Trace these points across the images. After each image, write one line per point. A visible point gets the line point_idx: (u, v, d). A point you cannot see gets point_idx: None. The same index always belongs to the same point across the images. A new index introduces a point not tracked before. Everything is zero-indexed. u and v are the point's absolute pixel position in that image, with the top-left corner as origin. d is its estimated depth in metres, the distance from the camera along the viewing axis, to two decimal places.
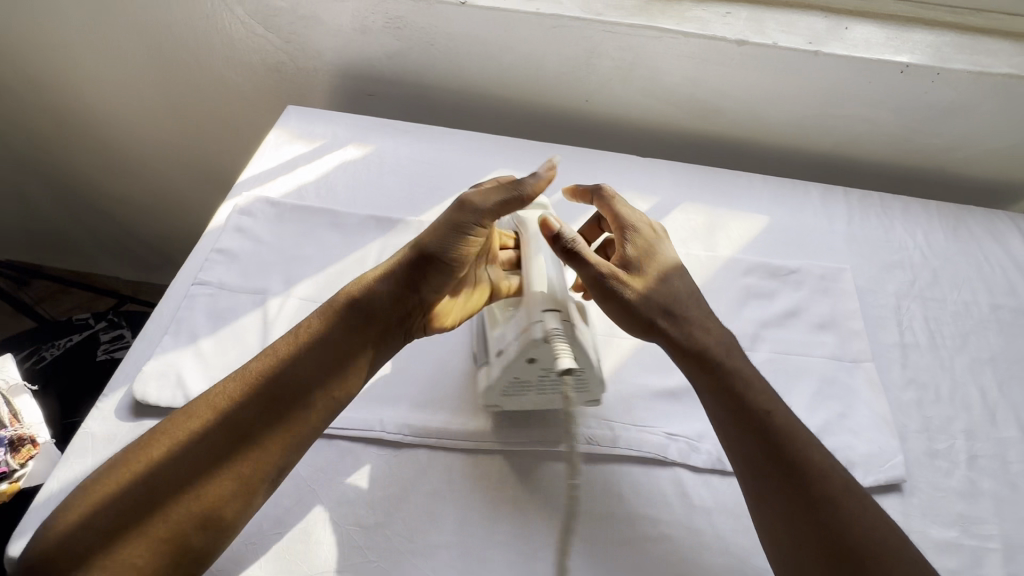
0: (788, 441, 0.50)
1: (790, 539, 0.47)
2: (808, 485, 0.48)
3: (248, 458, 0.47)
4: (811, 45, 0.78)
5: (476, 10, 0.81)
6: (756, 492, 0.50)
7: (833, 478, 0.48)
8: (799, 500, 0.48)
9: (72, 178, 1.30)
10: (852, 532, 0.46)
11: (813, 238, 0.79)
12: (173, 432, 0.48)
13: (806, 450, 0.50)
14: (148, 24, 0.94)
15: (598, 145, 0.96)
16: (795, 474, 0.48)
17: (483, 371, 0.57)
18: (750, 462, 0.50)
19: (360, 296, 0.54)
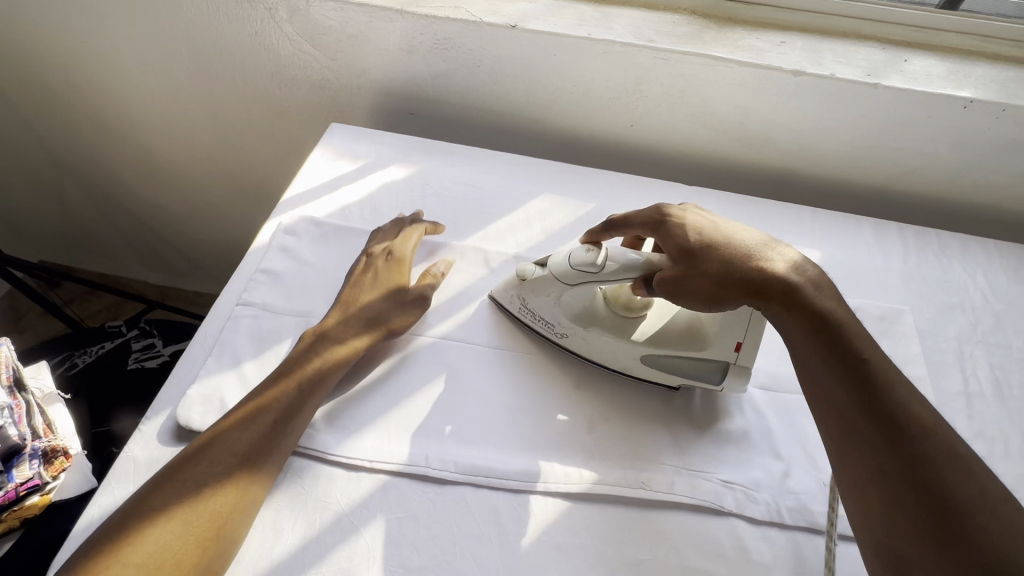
0: (886, 387, 0.44)
1: (881, 500, 0.41)
2: (905, 438, 0.41)
3: (251, 468, 0.49)
4: (869, 77, 0.76)
5: (526, 33, 0.80)
6: (844, 449, 0.44)
7: (944, 437, 0.41)
8: (890, 455, 0.41)
9: (110, 185, 1.32)
10: (963, 490, 0.38)
11: (868, 276, 0.76)
12: (187, 454, 0.49)
13: (907, 402, 0.43)
14: (196, 38, 0.94)
15: (641, 171, 0.95)
16: (891, 424, 0.42)
17: (732, 376, 0.60)
18: (836, 412, 0.45)
19: (329, 335, 0.59)
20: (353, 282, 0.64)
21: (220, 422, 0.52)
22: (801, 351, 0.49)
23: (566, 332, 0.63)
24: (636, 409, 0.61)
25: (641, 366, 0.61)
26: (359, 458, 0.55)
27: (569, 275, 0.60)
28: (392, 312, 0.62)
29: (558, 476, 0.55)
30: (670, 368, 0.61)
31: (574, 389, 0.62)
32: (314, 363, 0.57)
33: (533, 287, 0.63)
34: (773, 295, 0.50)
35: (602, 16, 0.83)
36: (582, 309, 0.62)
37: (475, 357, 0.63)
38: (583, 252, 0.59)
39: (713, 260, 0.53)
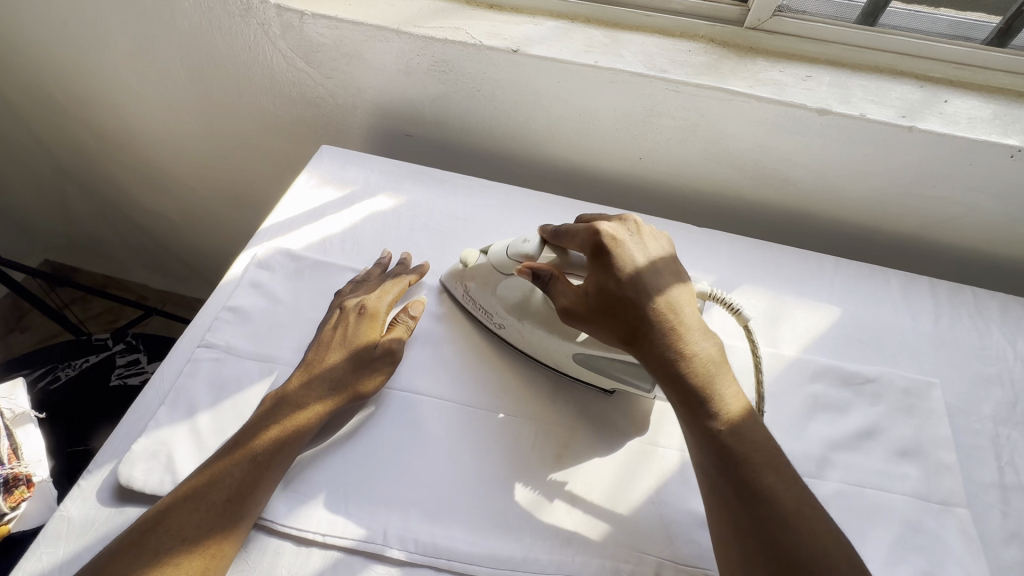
0: (746, 456, 0.46)
1: (739, 560, 0.43)
2: (760, 507, 0.43)
3: (198, 551, 0.44)
4: (903, 119, 0.69)
5: (528, 59, 0.74)
6: (713, 509, 0.46)
7: (802, 506, 0.43)
8: (749, 518, 0.43)
9: (110, 191, 1.30)
10: (808, 554, 0.41)
11: (892, 339, 0.69)
12: (124, 542, 0.44)
13: (767, 471, 0.45)
14: (190, 50, 0.91)
15: (648, 205, 0.88)
16: (748, 491, 0.44)
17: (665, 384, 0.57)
18: (706, 473, 0.47)
19: (289, 397, 0.54)
20: (319, 339, 0.59)
21: (166, 498, 0.47)
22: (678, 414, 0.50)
23: (502, 323, 0.62)
24: (623, 483, 0.55)
25: (572, 363, 0.59)
26: (310, 531, 0.50)
27: (506, 265, 0.60)
28: (360, 375, 0.56)
29: (529, 563, 0.49)
30: (600, 368, 0.58)
31: (555, 458, 0.56)
32: (273, 430, 0.51)
33: (474, 274, 0.63)
34: (661, 364, 0.50)
35: (612, 43, 0.77)
36: (515, 301, 0.60)
37: (448, 416, 0.58)
38: (520, 241, 0.59)
39: (620, 313, 0.52)
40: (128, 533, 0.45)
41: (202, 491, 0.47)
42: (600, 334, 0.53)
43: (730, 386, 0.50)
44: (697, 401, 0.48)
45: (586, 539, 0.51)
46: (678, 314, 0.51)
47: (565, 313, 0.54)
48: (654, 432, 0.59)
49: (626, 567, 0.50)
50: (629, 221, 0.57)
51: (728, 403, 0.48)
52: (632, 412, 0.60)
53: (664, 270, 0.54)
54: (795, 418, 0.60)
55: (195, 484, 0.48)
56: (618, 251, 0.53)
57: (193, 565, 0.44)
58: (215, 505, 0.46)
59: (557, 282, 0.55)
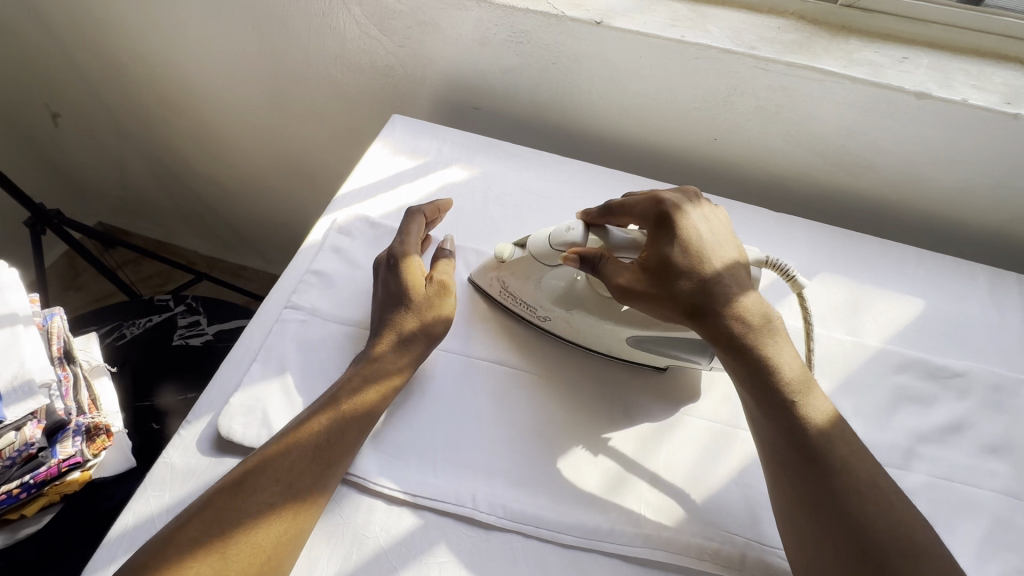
0: (819, 446, 0.47)
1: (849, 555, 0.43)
2: (840, 498, 0.44)
3: (298, 500, 0.46)
4: (1009, 106, 0.66)
5: (612, 31, 0.73)
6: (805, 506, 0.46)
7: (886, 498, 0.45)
8: (829, 511, 0.44)
9: (167, 156, 1.32)
10: (897, 550, 0.42)
11: (979, 334, 0.67)
12: (227, 489, 0.46)
13: (841, 463, 0.46)
14: (261, 15, 0.91)
15: (718, 188, 0.87)
16: (825, 480, 0.45)
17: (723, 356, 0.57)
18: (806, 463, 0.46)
19: (376, 358, 0.55)
20: (389, 297, 0.59)
21: (265, 449, 0.48)
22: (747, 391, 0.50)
23: (547, 315, 0.61)
24: (705, 465, 0.55)
25: (625, 346, 0.59)
26: (401, 491, 0.51)
27: (550, 256, 0.56)
28: (430, 335, 0.57)
29: (616, 534, 0.50)
30: (654, 350, 0.58)
31: (637, 434, 0.56)
32: (363, 388, 0.53)
33: (512, 270, 0.60)
34: (725, 337, 0.51)
35: (697, 17, 0.74)
36: (561, 290, 0.60)
37: (532, 388, 0.59)
38: (563, 229, 0.55)
39: (683, 286, 0.52)
40: (228, 480, 0.46)
41: (300, 445, 0.48)
42: (654, 308, 0.53)
43: (812, 388, 0.50)
44: (763, 390, 0.49)
45: (672, 516, 0.51)
46: (738, 284, 0.52)
47: (620, 292, 0.52)
48: (736, 415, 0.58)
49: (713, 545, 0.50)
50: (688, 193, 0.58)
51: (793, 374, 0.50)
52: (714, 395, 0.60)
53: (722, 238, 0.54)
54: (880, 408, 0.59)
55: (292, 437, 0.49)
56: (683, 229, 0.53)
57: (294, 514, 0.46)
58: (314, 452, 0.48)
59: (609, 263, 0.53)
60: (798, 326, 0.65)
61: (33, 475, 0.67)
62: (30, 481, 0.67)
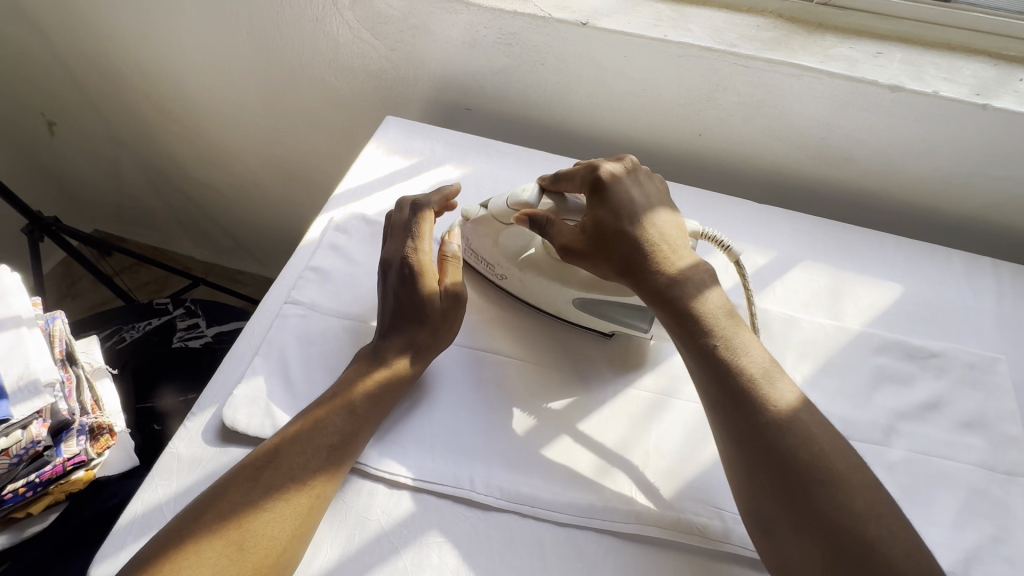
0: (788, 424, 0.48)
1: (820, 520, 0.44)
2: (809, 475, 0.46)
3: (304, 490, 0.48)
4: (978, 97, 0.69)
5: (598, 32, 0.75)
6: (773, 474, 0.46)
7: (830, 464, 0.46)
8: (770, 479, 0.46)
9: (163, 162, 1.34)
10: (836, 513, 0.44)
11: (955, 316, 0.69)
12: (236, 480, 0.48)
13: (790, 437, 0.47)
14: (256, 22, 0.93)
15: (704, 183, 0.89)
16: (773, 454, 0.47)
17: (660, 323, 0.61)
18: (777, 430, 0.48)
19: (380, 355, 0.56)
20: (393, 296, 0.59)
21: (272, 441, 0.50)
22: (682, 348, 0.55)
23: (504, 274, 0.66)
24: (694, 445, 0.57)
25: (573, 309, 0.63)
26: (401, 475, 0.53)
27: (507, 216, 0.62)
28: (436, 336, 0.58)
29: (608, 512, 0.52)
30: (601, 313, 0.62)
31: (627, 417, 0.59)
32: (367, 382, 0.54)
33: (474, 227, 0.66)
34: (659, 295, 0.55)
35: (679, 17, 0.77)
36: (516, 250, 0.64)
37: (524, 374, 0.61)
38: (519, 191, 0.61)
39: (617, 247, 0.57)
40: (237, 472, 0.48)
41: (306, 438, 0.50)
42: (595, 269, 0.59)
43: (775, 372, 0.52)
44: (718, 371, 0.51)
45: (663, 495, 0.53)
46: (669, 244, 0.58)
47: (564, 251, 0.59)
48: None
49: (701, 520, 0.52)
50: (625, 161, 0.63)
51: (748, 344, 0.53)
52: None
53: (655, 203, 0.60)
54: (860, 388, 0.62)
55: (298, 430, 0.51)
56: (617, 194, 0.59)
57: (301, 504, 0.47)
58: (318, 449, 0.50)
59: (554, 225, 0.59)
60: (782, 311, 0.67)
61: (38, 475, 0.68)
62: (35, 481, 0.68)
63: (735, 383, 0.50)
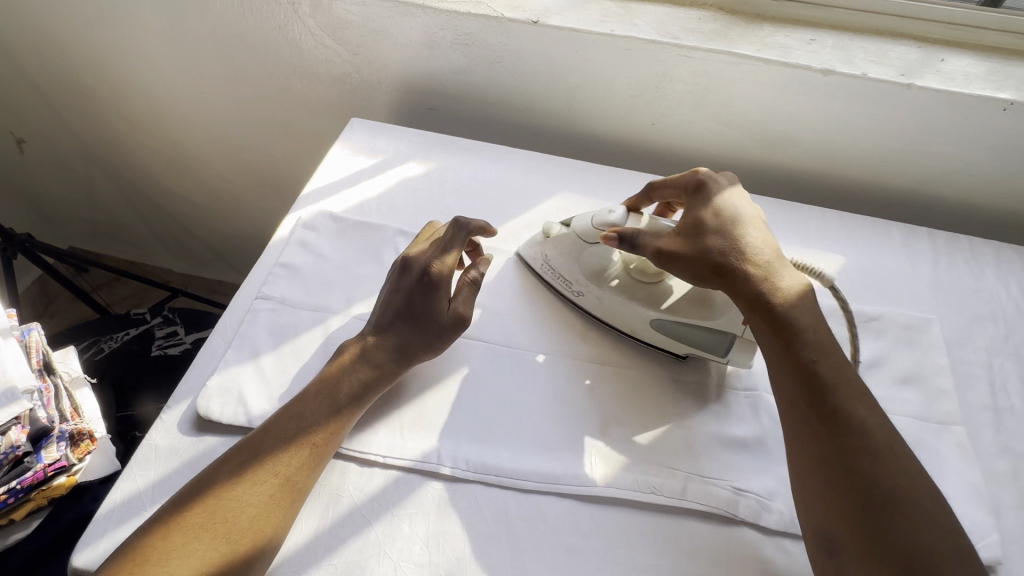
0: (806, 400, 0.49)
1: (823, 489, 0.46)
2: (815, 445, 0.48)
3: (277, 473, 0.50)
4: (903, 77, 0.74)
5: (548, 30, 0.79)
6: (794, 449, 0.50)
7: (919, 500, 0.44)
8: (850, 503, 0.45)
9: (135, 176, 1.34)
10: (837, 482, 0.46)
11: (893, 283, 0.74)
12: (220, 466, 0.50)
13: (887, 471, 0.45)
14: (221, 33, 0.96)
15: (660, 170, 0.93)
16: (806, 441, 0.49)
17: (738, 348, 0.60)
18: (793, 407, 0.50)
19: (363, 349, 0.58)
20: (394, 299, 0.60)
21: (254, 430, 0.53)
22: (766, 347, 0.54)
23: (581, 290, 0.66)
24: (650, 413, 0.60)
25: (648, 329, 0.63)
26: (371, 453, 0.55)
27: (590, 232, 0.63)
28: (427, 340, 0.59)
29: (570, 477, 0.55)
30: (676, 337, 0.62)
31: (588, 390, 0.62)
32: (341, 373, 0.56)
33: (556, 244, 0.67)
34: (749, 292, 0.54)
35: (625, 12, 0.81)
36: (597, 267, 0.65)
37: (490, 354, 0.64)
38: (606, 211, 0.61)
39: (714, 245, 0.56)
40: (222, 459, 0.51)
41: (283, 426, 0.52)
42: (686, 271, 0.57)
43: (835, 357, 0.51)
44: (813, 387, 0.49)
45: (620, 459, 0.57)
46: (768, 248, 0.57)
47: (659, 253, 0.58)
48: (676, 367, 0.64)
49: (656, 480, 0.55)
50: (729, 176, 0.65)
51: (822, 338, 0.52)
52: (657, 352, 0.65)
53: (755, 211, 0.60)
54: None
55: (277, 420, 0.53)
56: (718, 198, 0.60)
57: (273, 486, 0.49)
58: (298, 444, 0.51)
59: (645, 232, 0.59)
60: None
61: (20, 481, 0.69)
62: (17, 486, 0.69)
63: (829, 400, 0.48)
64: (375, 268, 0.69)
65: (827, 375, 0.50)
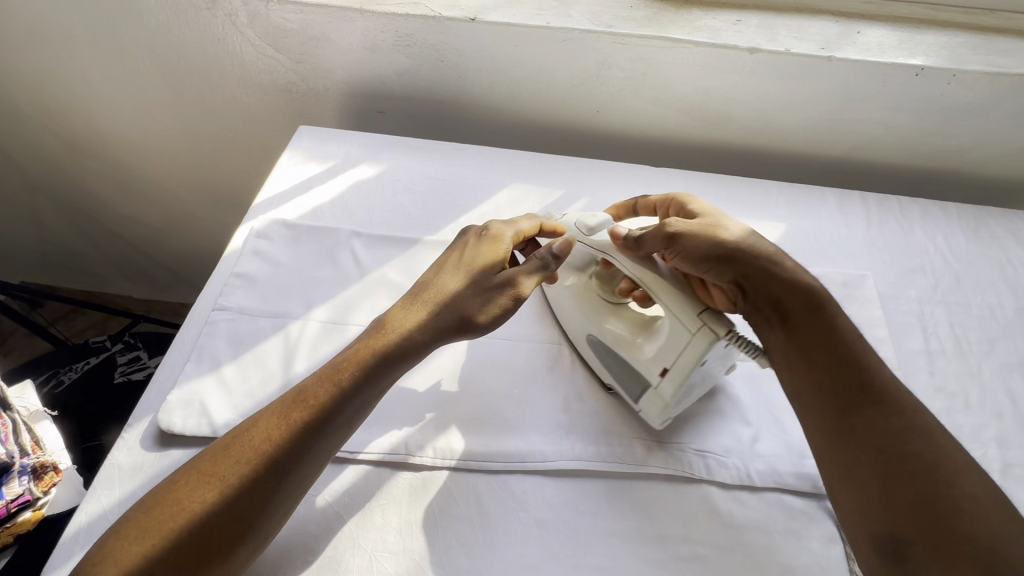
0: (845, 392, 0.49)
1: (878, 479, 0.45)
2: (860, 436, 0.47)
3: (273, 469, 0.45)
4: (824, 50, 0.78)
5: (486, 26, 0.81)
6: (835, 448, 0.48)
7: (977, 471, 0.43)
8: (904, 492, 0.43)
9: (84, 202, 1.31)
10: (890, 468, 0.44)
11: (831, 245, 0.78)
12: (217, 453, 0.46)
13: (941, 448, 0.44)
14: (160, 49, 0.95)
15: (608, 156, 0.96)
16: (850, 434, 0.47)
17: (648, 399, 0.57)
18: (830, 402, 0.49)
19: (391, 321, 0.54)
20: (443, 266, 0.58)
21: (258, 415, 0.48)
22: (804, 334, 0.53)
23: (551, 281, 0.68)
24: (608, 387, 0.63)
25: (587, 343, 0.63)
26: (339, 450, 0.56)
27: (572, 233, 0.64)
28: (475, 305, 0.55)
29: (536, 454, 0.57)
30: (606, 363, 0.62)
31: (548, 370, 0.64)
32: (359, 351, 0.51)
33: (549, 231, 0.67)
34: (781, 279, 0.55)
35: (560, 4, 0.83)
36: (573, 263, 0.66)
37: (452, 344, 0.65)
38: (591, 216, 0.62)
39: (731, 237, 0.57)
40: (221, 444, 0.47)
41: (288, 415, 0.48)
42: (711, 263, 0.57)
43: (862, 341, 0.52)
44: (846, 374, 0.50)
45: (584, 433, 0.59)
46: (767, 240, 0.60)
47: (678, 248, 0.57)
48: None
49: (618, 449, 0.57)
50: None
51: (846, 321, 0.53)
52: None
53: None
54: None
55: (285, 405, 0.48)
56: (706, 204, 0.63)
57: (264, 484, 0.45)
58: (297, 435, 0.47)
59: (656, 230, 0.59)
60: None
61: None
62: None
63: (865, 389, 0.49)
64: (331, 271, 0.70)
65: (856, 362, 0.50)
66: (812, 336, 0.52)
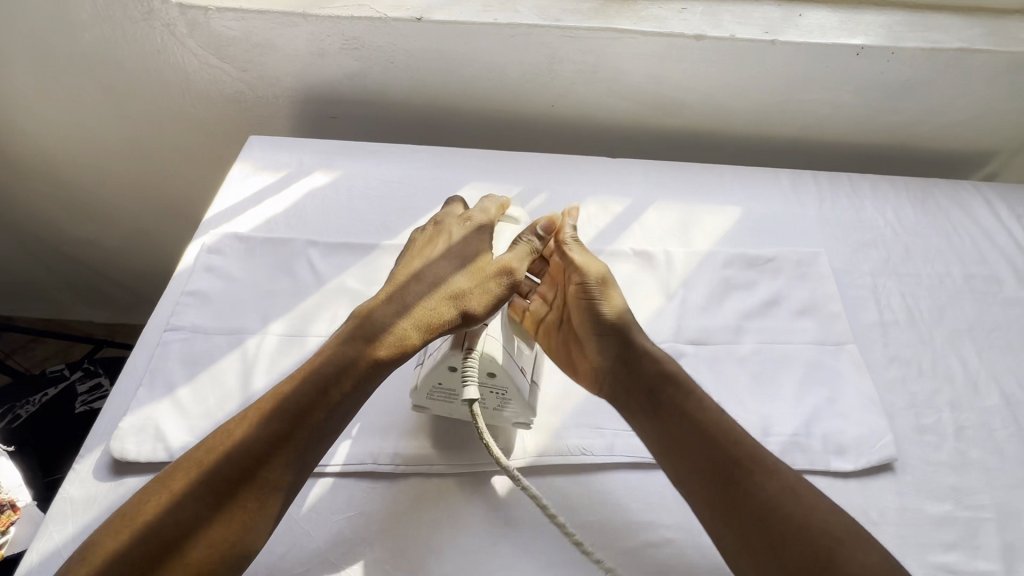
0: (729, 470, 0.49)
1: (768, 559, 0.46)
2: (748, 514, 0.47)
3: (251, 491, 0.45)
4: (767, 34, 0.79)
5: (433, 25, 0.80)
6: (725, 526, 0.48)
7: (852, 536, 0.45)
8: (793, 570, 0.45)
9: (33, 228, 1.26)
10: (779, 546, 0.46)
11: (786, 225, 0.79)
12: (188, 470, 0.46)
13: (821, 520, 0.46)
14: (99, 65, 0.92)
15: (567, 149, 0.97)
16: (736, 513, 0.48)
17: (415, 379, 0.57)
18: (710, 481, 0.50)
19: (372, 319, 0.54)
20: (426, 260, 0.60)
21: (227, 427, 0.48)
22: (671, 411, 0.54)
23: None
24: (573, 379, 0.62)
25: None
26: None
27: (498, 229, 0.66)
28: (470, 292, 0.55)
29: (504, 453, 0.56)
30: None
31: None
32: (335, 355, 0.51)
33: None
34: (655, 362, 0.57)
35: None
36: None
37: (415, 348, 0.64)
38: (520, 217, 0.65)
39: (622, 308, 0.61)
40: (193, 458, 0.46)
41: (263, 429, 0.47)
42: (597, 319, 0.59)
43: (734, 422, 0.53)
44: (722, 455, 0.50)
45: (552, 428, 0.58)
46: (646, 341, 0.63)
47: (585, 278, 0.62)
48: None
49: (585, 441, 0.57)
50: None
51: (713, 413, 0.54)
52: None
53: None
54: (712, 298, 0.70)
55: (258, 417, 0.48)
56: None
57: (243, 508, 0.45)
58: (275, 448, 0.47)
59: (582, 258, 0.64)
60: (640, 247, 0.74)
61: None
62: None
63: (741, 466, 0.49)
64: (287, 283, 0.68)
65: (731, 440, 0.51)
66: (687, 418, 0.53)
